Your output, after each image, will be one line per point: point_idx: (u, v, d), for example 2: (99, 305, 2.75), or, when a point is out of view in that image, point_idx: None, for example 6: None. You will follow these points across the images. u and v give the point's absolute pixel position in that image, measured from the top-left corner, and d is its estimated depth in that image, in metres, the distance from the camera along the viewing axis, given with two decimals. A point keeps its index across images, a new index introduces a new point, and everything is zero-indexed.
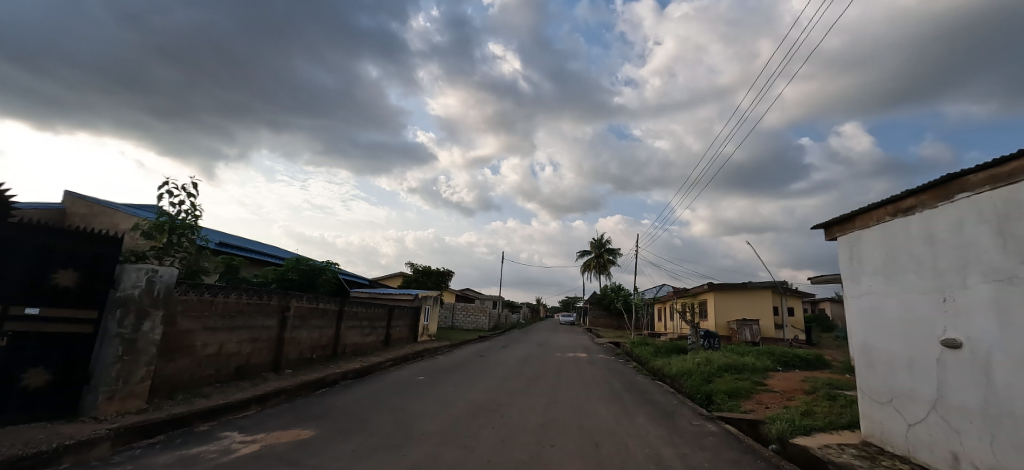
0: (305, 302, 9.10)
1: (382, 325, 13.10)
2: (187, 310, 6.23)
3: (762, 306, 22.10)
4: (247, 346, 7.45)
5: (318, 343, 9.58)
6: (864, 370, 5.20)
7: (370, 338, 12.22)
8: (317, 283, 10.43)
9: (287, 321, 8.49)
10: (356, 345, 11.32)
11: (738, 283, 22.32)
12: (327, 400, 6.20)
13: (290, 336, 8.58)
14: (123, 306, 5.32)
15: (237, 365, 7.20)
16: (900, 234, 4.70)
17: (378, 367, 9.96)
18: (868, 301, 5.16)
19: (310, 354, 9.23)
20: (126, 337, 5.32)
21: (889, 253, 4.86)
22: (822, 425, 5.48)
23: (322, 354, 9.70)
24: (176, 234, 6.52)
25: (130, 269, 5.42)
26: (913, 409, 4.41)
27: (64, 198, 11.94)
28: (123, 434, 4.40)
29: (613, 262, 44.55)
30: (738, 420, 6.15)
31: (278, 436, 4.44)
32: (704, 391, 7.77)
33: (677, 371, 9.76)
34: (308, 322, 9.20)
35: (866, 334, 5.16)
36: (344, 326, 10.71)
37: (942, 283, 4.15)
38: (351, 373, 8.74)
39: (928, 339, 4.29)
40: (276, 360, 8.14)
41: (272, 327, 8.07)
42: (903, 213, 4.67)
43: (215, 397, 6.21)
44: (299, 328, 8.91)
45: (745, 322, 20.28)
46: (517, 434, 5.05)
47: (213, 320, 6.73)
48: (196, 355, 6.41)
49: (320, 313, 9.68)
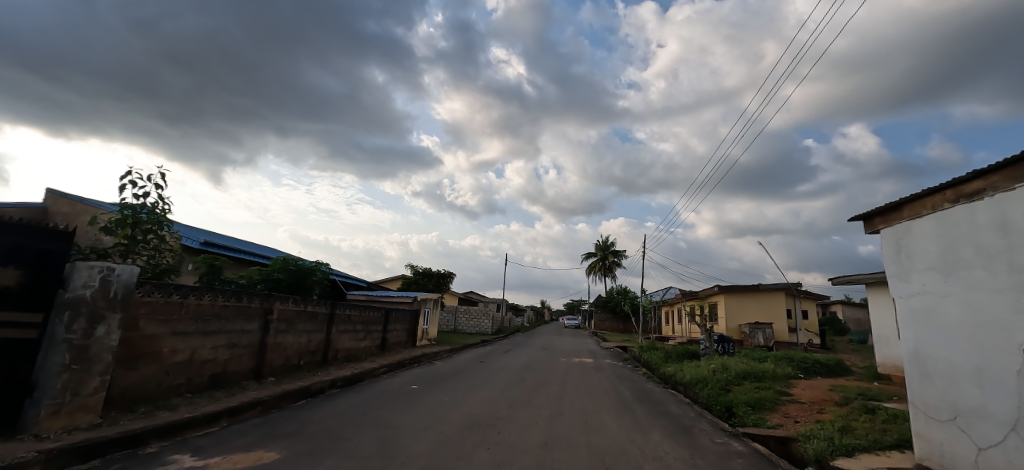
0: (291, 305, 8.41)
1: (378, 329, 12.46)
2: (152, 314, 5.61)
3: (775, 309, 21.29)
4: (224, 352, 6.81)
5: (306, 349, 8.93)
6: (916, 381, 4.50)
7: (365, 343, 11.55)
8: (306, 285, 9.78)
9: (270, 326, 7.81)
10: (349, 350, 10.66)
11: (749, 285, 21.49)
12: (306, 412, 5.59)
13: (274, 342, 7.93)
14: (73, 308, 4.71)
15: (212, 374, 6.58)
16: (963, 223, 4.01)
17: (370, 374, 9.28)
18: (921, 303, 4.46)
19: (297, 360, 8.59)
20: (76, 343, 4.72)
21: (949, 246, 4.16)
22: (866, 444, 4.79)
23: (310, 361, 9.03)
24: (142, 228, 5.87)
25: (81, 267, 4.80)
26: (984, 429, 3.73)
27: (46, 197, 11.39)
28: (57, 458, 3.81)
29: (618, 264, 43.85)
30: (766, 437, 5.44)
31: (236, 461, 3.80)
32: (723, 402, 7.07)
33: (691, 379, 9.01)
34: (295, 326, 8.55)
35: (919, 340, 4.46)
36: (335, 330, 10.08)
37: (1020, 279, 3.46)
38: (340, 381, 8.10)
39: (1004, 347, 3.59)
40: (258, 368, 7.50)
41: (253, 332, 7.40)
42: (967, 198, 3.98)
43: (181, 410, 5.62)
44: (285, 333, 8.26)
45: (757, 326, 19.47)
46: (516, 455, 4.39)
47: (185, 324, 6.11)
48: (162, 362, 5.82)
49: (309, 317, 9.03)
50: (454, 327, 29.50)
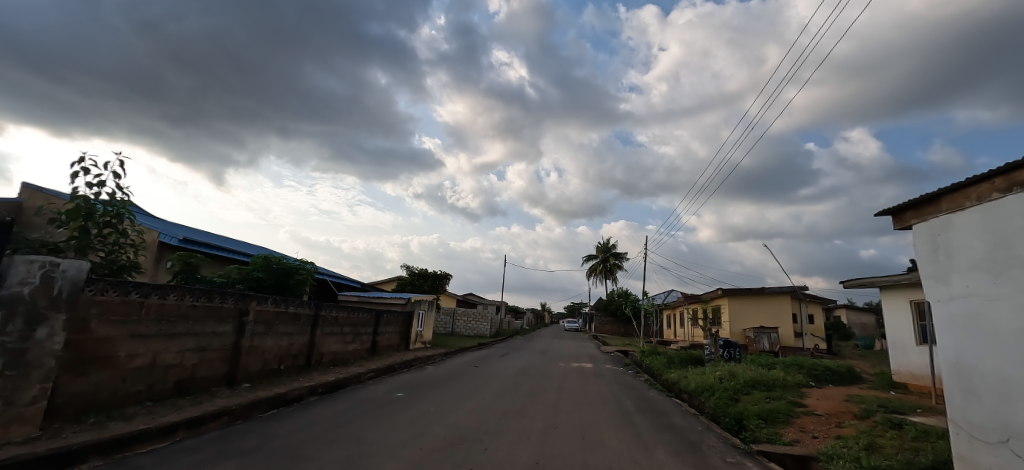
0: (270, 305, 7.89)
1: (368, 332, 11.92)
2: (105, 314, 5.12)
3: (780, 313, 20.76)
4: (192, 357, 6.31)
5: (287, 352, 8.40)
6: (958, 396, 3.96)
7: (353, 346, 11.01)
8: (289, 285, 9.25)
9: (246, 328, 7.29)
10: (335, 354, 10.13)
11: (754, 288, 20.91)
12: (273, 424, 5.06)
13: (250, 345, 7.41)
14: (7, 307, 4.19)
15: (177, 380, 6.07)
16: (1015, 216, 3.48)
17: (355, 379, 8.75)
18: (963, 307, 3.93)
19: (276, 365, 8.07)
20: (10, 347, 4.19)
21: (997, 242, 3.64)
22: (898, 466, 4.24)
23: (292, 365, 8.51)
24: (96, 220, 5.37)
25: (18, 261, 4.27)
26: None
27: (21, 191, 10.89)
28: None
29: (619, 266, 43.33)
30: (783, 455, 4.90)
31: None
32: (732, 415, 6.53)
33: (697, 387, 8.46)
34: (275, 328, 8.04)
35: (962, 350, 3.93)
36: (320, 333, 9.55)
37: None
38: (321, 388, 7.58)
39: None
40: (231, 373, 6.98)
41: (226, 334, 6.88)
42: (1020, 187, 3.44)
43: (136, 420, 5.09)
44: (263, 335, 7.74)
45: (762, 330, 18.91)
46: None
47: (145, 325, 5.61)
48: (119, 368, 5.31)
49: (290, 318, 8.51)
50: (451, 329, 28.93)
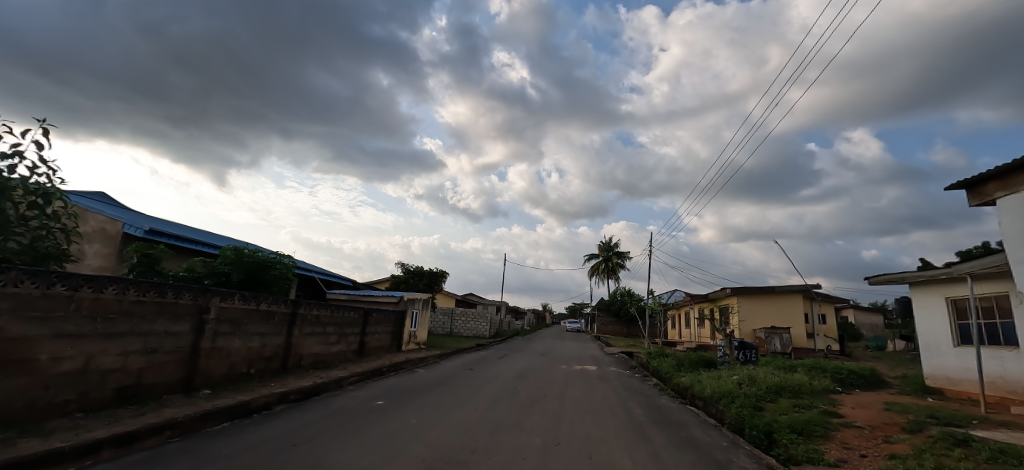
0: (238, 302, 7.06)
1: (355, 332, 11.10)
2: (19, 310, 4.28)
3: (792, 313, 19.89)
4: (138, 360, 5.48)
5: (258, 355, 7.57)
6: None
7: (337, 348, 10.18)
8: (263, 281, 8.41)
9: (206, 328, 6.45)
10: (316, 356, 9.30)
11: (765, 287, 20.03)
12: (216, 445, 4.20)
13: (212, 347, 6.58)
14: None
15: (118, 387, 5.24)
16: None
17: (335, 384, 7.91)
18: None
19: (244, 369, 7.23)
20: None
21: None
22: None
23: (264, 369, 7.67)
24: (14, 199, 4.53)
25: None
26: None
27: None
28: None
29: (622, 265, 42.47)
30: None
31: None
32: (761, 427, 5.67)
33: (713, 394, 7.62)
34: (243, 328, 7.20)
35: None
36: (298, 334, 8.72)
37: None
38: (293, 395, 6.74)
39: None
40: (188, 379, 6.16)
41: (182, 335, 6.05)
42: None
43: (55, 437, 4.24)
44: (229, 336, 6.91)
45: (774, 331, 18.04)
46: None
47: (74, 324, 4.78)
48: (40, 373, 4.47)
49: (262, 317, 7.67)
50: (450, 330, 28.07)
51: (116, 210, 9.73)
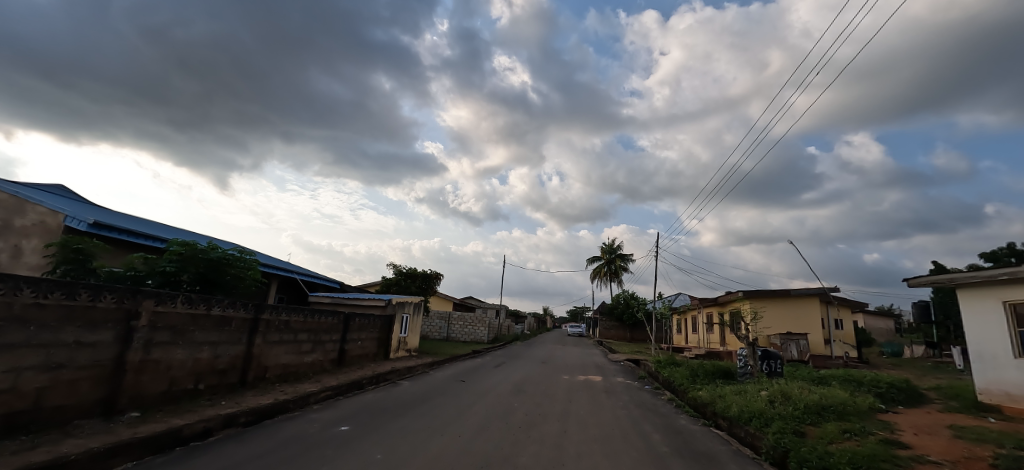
0: (180, 306, 5.97)
1: (333, 339, 9.99)
2: None
3: (808, 317, 18.75)
4: (35, 378, 4.36)
5: (209, 367, 6.49)
6: None
7: (312, 357, 9.08)
8: (221, 282, 7.37)
9: (135, 337, 5.35)
10: (284, 367, 8.20)
11: (779, 290, 18.91)
12: None
13: (145, 360, 5.49)
14: None
15: (6, 413, 4.12)
16: None
17: (300, 401, 6.80)
18: None
19: (190, 385, 6.15)
20: None
21: None
22: None
23: (216, 385, 6.59)
24: None
25: None
26: None
27: None
28: None
29: (625, 269, 41.33)
30: None
31: None
32: (818, 463, 4.52)
33: (741, 413, 6.49)
34: (188, 337, 6.12)
35: None
36: (262, 342, 7.62)
37: None
38: (242, 417, 5.63)
39: None
40: (109, 400, 5.06)
41: (100, 346, 4.95)
42: None
43: None
44: (169, 346, 5.82)
45: (789, 336, 16.93)
46: None
47: None
48: None
49: (214, 324, 6.58)
50: (447, 335, 26.96)
51: (59, 203, 8.71)
